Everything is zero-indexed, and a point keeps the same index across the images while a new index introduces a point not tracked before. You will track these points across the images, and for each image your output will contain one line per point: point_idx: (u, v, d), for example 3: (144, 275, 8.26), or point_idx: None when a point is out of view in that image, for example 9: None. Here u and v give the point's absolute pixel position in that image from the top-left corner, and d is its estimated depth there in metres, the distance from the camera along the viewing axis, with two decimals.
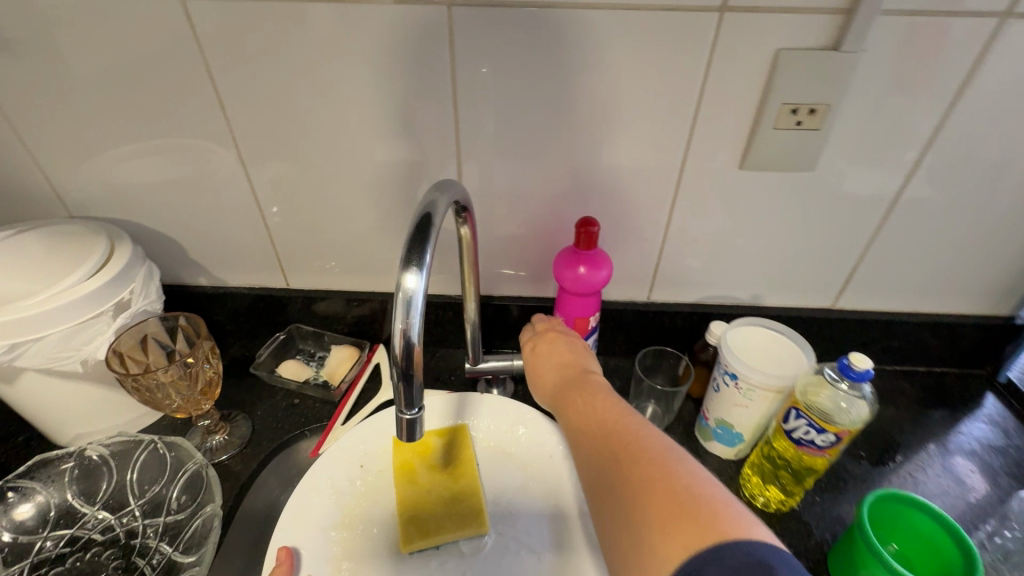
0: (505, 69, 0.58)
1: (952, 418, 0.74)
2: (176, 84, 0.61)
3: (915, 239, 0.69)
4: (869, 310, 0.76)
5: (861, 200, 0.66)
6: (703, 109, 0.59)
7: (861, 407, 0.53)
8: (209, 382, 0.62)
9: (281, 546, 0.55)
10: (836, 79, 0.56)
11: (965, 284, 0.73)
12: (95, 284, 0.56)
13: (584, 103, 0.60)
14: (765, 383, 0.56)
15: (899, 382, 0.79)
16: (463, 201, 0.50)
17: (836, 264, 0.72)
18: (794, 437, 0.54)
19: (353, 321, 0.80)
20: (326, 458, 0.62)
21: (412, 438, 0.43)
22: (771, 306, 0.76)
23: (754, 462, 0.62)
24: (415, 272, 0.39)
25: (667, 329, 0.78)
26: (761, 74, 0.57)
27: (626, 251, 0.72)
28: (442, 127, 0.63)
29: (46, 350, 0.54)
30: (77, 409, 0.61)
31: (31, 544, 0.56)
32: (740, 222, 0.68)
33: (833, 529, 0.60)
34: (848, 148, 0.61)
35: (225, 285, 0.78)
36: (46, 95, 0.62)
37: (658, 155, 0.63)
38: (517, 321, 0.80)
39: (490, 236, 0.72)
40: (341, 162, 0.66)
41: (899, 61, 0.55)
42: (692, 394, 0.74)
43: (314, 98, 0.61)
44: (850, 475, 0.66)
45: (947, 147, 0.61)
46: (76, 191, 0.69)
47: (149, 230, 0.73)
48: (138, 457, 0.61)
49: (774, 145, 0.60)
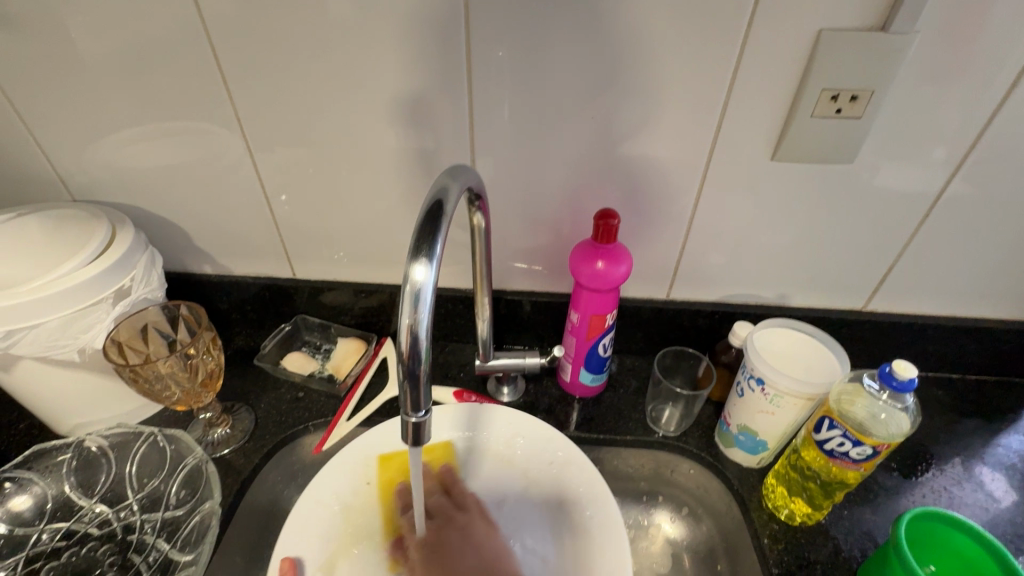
0: (524, 50, 0.55)
1: (990, 430, 0.70)
2: (180, 62, 0.58)
3: (957, 239, 0.65)
4: (904, 313, 0.72)
5: (901, 197, 0.62)
6: (736, 95, 0.56)
7: (902, 420, 0.49)
8: (211, 375, 0.60)
9: (284, 557, 0.53)
10: (882, 64, 0.52)
11: (1010, 288, 0.69)
12: (94, 271, 0.54)
13: (607, 88, 0.57)
14: (795, 390, 0.52)
15: (932, 389, 0.75)
16: (477, 188, 0.47)
17: (870, 264, 0.68)
18: (826, 448, 0.50)
19: (360, 313, 0.78)
20: (327, 467, 0.60)
21: (418, 441, 0.40)
22: (798, 307, 0.72)
23: (779, 472, 0.59)
24: (425, 264, 0.36)
25: (687, 329, 0.74)
26: (800, 58, 0.53)
27: (647, 246, 0.68)
28: (455, 112, 0.60)
29: (43, 338, 0.52)
30: (76, 398, 0.59)
31: (26, 537, 0.54)
32: (769, 218, 0.64)
33: (862, 545, 0.57)
34: (890, 140, 0.57)
35: (231, 273, 0.76)
36: (46, 74, 0.59)
37: (684, 144, 0.59)
38: (530, 316, 0.77)
39: (504, 228, 0.69)
40: (350, 148, 0.63)
41: (951, 44, 0.51)
42: (712, 397, 0.70)
43: (322, 79, 0.58)
44: (880, 487, 0.63)
45: (999, 140, 0.57)
46: (79, 174, 0.67)
47: (154, 216, 0.71)
48: (137, 450, 0.59)
49: (810, 135, 0.56)
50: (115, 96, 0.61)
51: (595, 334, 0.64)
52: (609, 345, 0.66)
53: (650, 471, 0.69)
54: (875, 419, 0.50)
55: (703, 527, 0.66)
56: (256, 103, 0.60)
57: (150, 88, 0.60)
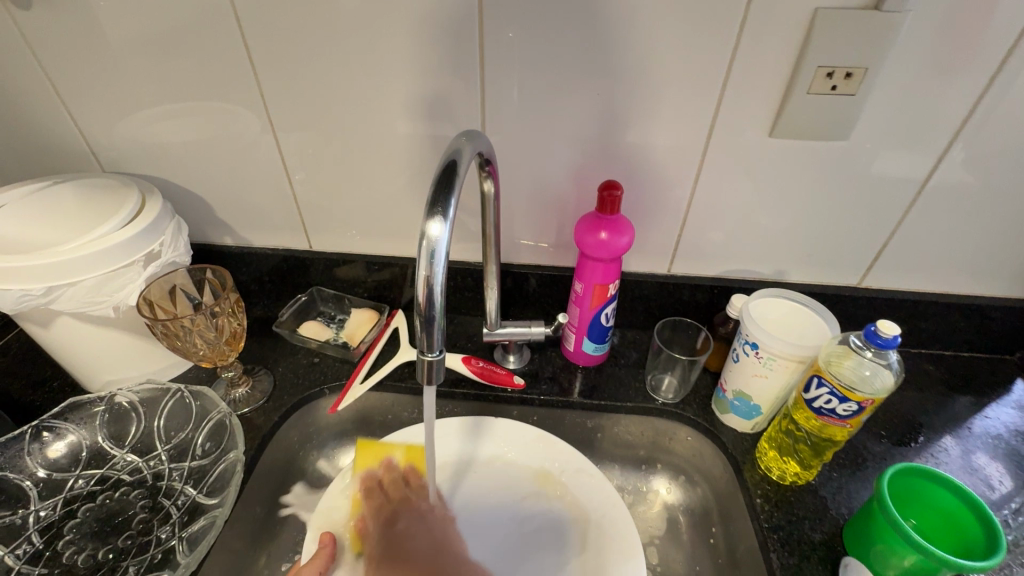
0: (533, 30, 0.57)
1: (979, 403, 0.73)
2: (205, 38, 0.61)
3: (949, 218, 0.67)
4: (897, 290, 0.74)
5: (895, 173, 0.64)
6: (735, 74, 0.58)
7: (885, 375, 0.52)
8: (234, 334, 0.64)
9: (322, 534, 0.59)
10: (875, 43, 0.54)
11: (1000, 266, 0.71)
12: (127, 234, 0.58)
13: (613, 67, 0.59)
14: (787, 352, 0.55)
15: (924, 365, 0.77)
16: (486, 153, 0.50)
17: (864, 241, 0.70)
18: (815, 406, 0.53)
19: (373, 286, 0.81)
20: (353, 463, 0.66)
21: (433, 380, 0.44)
22: (794, 283, 0.75)
23: (771, 435, 0.62)
24: (440, 221, 0.39)
25: (686, 304, 0.77)
26: (797, 37, 0.55)
27: (649, 221, 0.71)
28: (466, 89, 0.62)
29: (80, 295, 0.56)
30: (106, 356, 0.63)
31: (63, 481, 0.58)
32: (766, 195, 0.67)
33: (850, 504, 0.60)
34: (884, 118, 0.59)
35: (249, 246, 0.80)
36: (78, 50, 0.63)
37: (686, 121, 0.62)
38: (535, 290, 0.80)
39: (511, 203, 0.71)
40: (364, 125, 0.66)
41: (942, 25, 0.53)
42: (710, 367, 0.73)
43: (340, 56, 0.61)
44: (869, 452, 0.65)
45: (989, 119, 0.59)
46: (107, 146, 0.70)
47: (177, 187, 0.74)
48: (164, 406, 0.63)
49: (806, 112, 0.59)
50: (143, 71, 0.64)
51: (597, 303, 0.67)
52: (611, 316, 0.69)
53: (649, 439, 0.72)
54: (862, 377, 0.53)
55: (698, 491, 0.69)
56: (277, 79, 0.63)
57: (176, 63, 0.63)
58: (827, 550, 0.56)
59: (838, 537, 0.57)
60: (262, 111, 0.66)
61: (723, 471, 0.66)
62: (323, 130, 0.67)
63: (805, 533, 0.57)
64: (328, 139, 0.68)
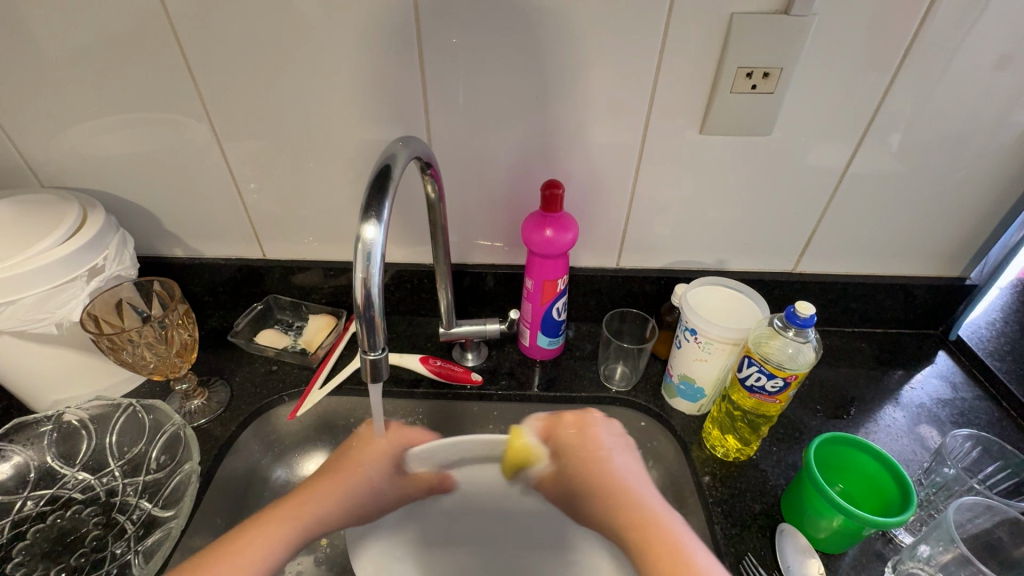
0: (472, 40, 0.60)
1: (908, 375, 0.78)
2: (143, 50, 0.61)
3: (869, 206, 0.72)
4: (829, 273, 0.80)
5: (817, 167, 0.68)
6: (664, 75, 0.61)
7: (806, 351, 0.57)
8: (185, 345, 0.64)
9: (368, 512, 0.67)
10: (788, 43, 0.58)
11: (918, 248, 0.77)
12: (67, 250, 0.57)
13: (550, 72, 0.62)
14: (721, 336, 0.59)
15: (857, 342, 0.83)
16: (426, 157, 0.52)
17: (796, 229, 0.75)
18: (748, 384, 0.57)
19: (330, 292, 0.81)
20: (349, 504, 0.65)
21: (378, 378, 0.45)
22: (735, 271, 0.79)
23: (714, 416, 0.66)
24: (375, 223, 0.40)
25: (636, 295, 0.80)
26: (717, 41, 0.59)
27: (595, 218, 0.74)
28: (411, 95, 0.64)
29: (20, 313, 0.55)
30: (51, 374, 0.62)
31: (10, 504, 0.57)
32: (703, 190, 0.70)
33: (787, 474, 0.64)
34: (804, 114, 0.64)
35: (202, 257, 0.79)
36: (10, 66, 0.61)
37: (622, 122, 0.65)
38: (492, 289, 0.81)
39: (462, 205, 0.73)
40: (311, 134, 0.67)
41: (846, 28, 0.58)
42: (658, 354, 0.77)
43: (282, 67, 0.62)
44: (806, 427, 0.70)
45: (894, 114, 0.64)
46: (47, 162, 0.69)
47: (122, 201, 0.73)
48: (116, 421, 0.63)
49: (731, 111, 0.63)
50: (80, 84, 0.63)
51: (548, 298, 0.69)
52: (563, 309, 0.72)
53: None
54: (789, 355, 0.57)
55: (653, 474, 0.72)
56: (220, 90, 0.63)
57: (115, 76, 0.62)
58: (767, 519, 0.60)
59: (776, 506, 0.61)
60: (207, 122, 0.66)
61: (674, 452, 0.70)
62: (269, 140, 0.67)
63: (747, 505, 0.61)
64: (276, 148, 0.68)
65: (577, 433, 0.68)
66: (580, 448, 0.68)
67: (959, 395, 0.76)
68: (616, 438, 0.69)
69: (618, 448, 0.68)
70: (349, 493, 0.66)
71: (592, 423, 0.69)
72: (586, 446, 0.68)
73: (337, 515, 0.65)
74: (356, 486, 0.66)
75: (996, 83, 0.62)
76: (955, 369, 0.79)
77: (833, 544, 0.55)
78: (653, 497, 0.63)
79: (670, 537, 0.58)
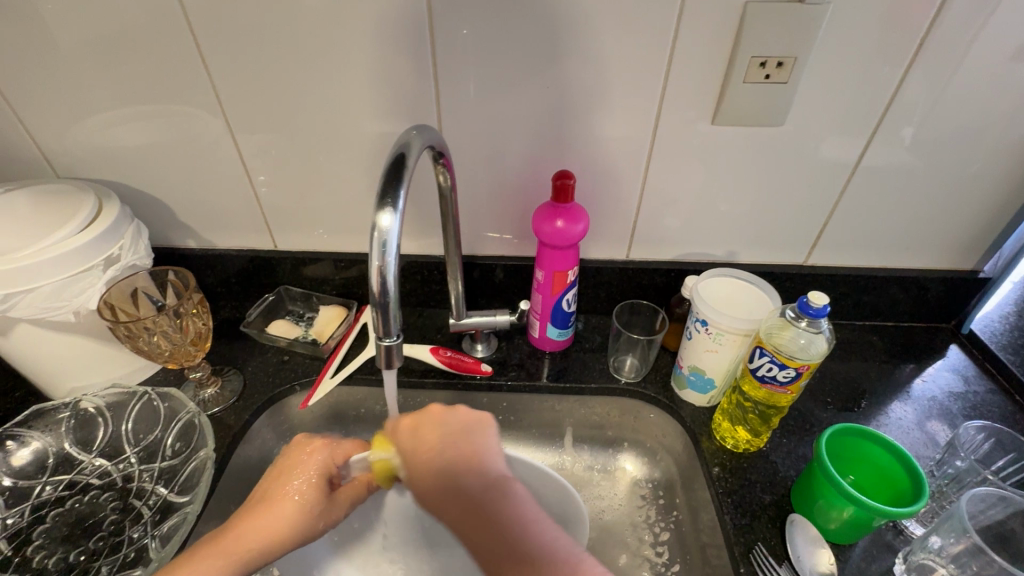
0: (483, 31, 0.59)
1: (919, 369, 0.78)
2: (158, 41, 0.61)
3: (882, 197, 0.72)
4: (840, 266, 0.79)
5: (829, 158, 0.68)
6: (676, 66, 0.61)
7: (819, 342, 0.57)
8: (199, 334, 0.65)
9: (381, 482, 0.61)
10: (802, 33, 0.58)
11: (931, 240, 0.76)
12: (84, 239, 0.57)
13: (562, 62, 0.61)
14: (732, 327, 0.59)
15: (868, 336, 0.82)
16: (439, 146, 0.52)
17: (807, 221, 0.74)
18: (759, 375, 0.57)
19: (341, 283, 0.82)
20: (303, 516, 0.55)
21: (391, 365, 0.46)
22: (746, 263, 0.79)
23: (724, 407, 0.66)
24: (390, 212, 0.40)
25: (646, 287, 0.80)
26: (730, 31, 0.58)
27: (606, 211, 0.74)
28: (422, 86, 0.64)
29: (39, 301, 0.56)
30: (69, 362, 0.63)
31: (31, 488, 0.59)
32: (714, 182, 0.70)
33: (797, 466, 0.64)
34: (817, 105, 0.63)
35: (214, 248, 0.80)
36: (27, 57, 0.62)
37: (634, 113, 0.65)
38: (502, 281, 0.82)
39: (473, 197, 0.73)
40: (323, 125, 0.67)
41: (861, 17, 0.57)
42: (668, 346, 0.77)
43: (295, 58, 0.62)
44: (816, 419, 0.70)
45: (909, 105, 0.63)
46: (63, 153, 0.70)
47: (137, 192, 0.74)
48: (132, 409, 0.64)
49: (744, 101, 0.62)
50: (95, 75, 0.63)
51: (558, 289, 0.69)
52: (572, 301, 0.72)
53: (614, 418, 0.75)
54: (800, 346, 0.57)
55: (662, 465, 0.72)
56: (233, 81, 0.64)
57: (129, 68, 0.63)
58: (777, 510, 0.60)
59: (787, 497, 0.61)
60: (220, 113, 0.66)
61: (683, 444, 0.70)
62: (281, 132, 0.68)
63: (757, 496, 0.61)
64: (288, 139, 0.68)
65: (432, 430, 0.52)
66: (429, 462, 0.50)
67: (971, 388, 0.75)
68: (459, 437, 0.51)
69: (470, 430, 0.52)
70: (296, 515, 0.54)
71: (434, 415, 0.53)
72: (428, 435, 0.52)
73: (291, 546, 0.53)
74: (300, 504, 0.55)
75: (1014, 73, 0.61)
76: (967, 363, 0.79)
77: (844, 535, 0.55)
78: (514, 489, 0.48)
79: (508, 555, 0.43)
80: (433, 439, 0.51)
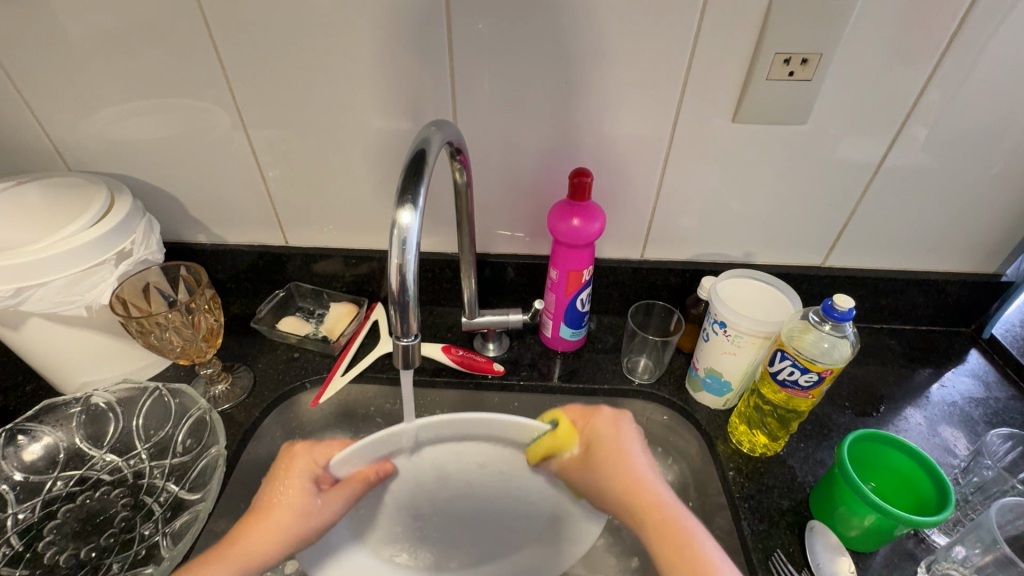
0: (501, 25, 0.58)
1: (937, 373, 0.76)
2: (171, 34, 0.60)
3: (904, 199, 0.70)
4: (859, 268, 0.78)
5: (851, 159, 0.67)
6: (697, 62, 0.60)
7: (842, 347, 0.56)
8: (211, 330, 0.64)
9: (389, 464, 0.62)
10: (827, 29, 0.56)
11: (952, 243, 0.75)
12: (96, 233, 0.57)
13: (581, 57, 0.60)
14: (752, 329, 0.58)
15: (886, 339, 0.81)
16: (456, 142, 0.52)
17: (827, 222, 0.73)
18: (779, 379, 0.56)
19: (352, 280, 0.81)
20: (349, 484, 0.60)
21: (408, 365, 0.45)
22: (762, 264, 0.78)
23: (741, 410, 0.65)
24: (411, 209, 0.40)
25: (660, 287, 0.79)
26: (753, 27, 0.57)
27: (622, 209, 0.73)
28: (436, 81, 0.63)
29: (51, 295, 0.56)
30: (80, 357, 0.63)
31: (41, 484, 0.58)
32: (733, 182, 0.69)
33: (815, 471, 0.63)
34: (840, 104, 0.62)
35: (225, 243, 0.79)
36: (40, 49, 0.61)
37: (652, 110, 0.63)
38: (513, 280, 0.81)
39: (487, 195, 0.72)
40: (336, 120, 0.66)
41: (890, 14, 0.56)
42: (683, 348, 0.76)
43: (310, 53, 0.61)
44: (834, 424, 0.68)
45: (937, 106, 0.62)
46: (75, 146, 0.69)
47: (148, 186, 0.73)
48: (143, 405, 0.63)
49: (767, 98, 0.61)
50: (107, 67, 0.63)
51: (573, 289, 0.68)
52: (587, 301, 0.71)
53: None
54: (823, 349, 0.56)
55: (676, 468, 0.71)
56: (246, 75, 0.63)
57: (141, 60, 0.62)
58: (795, 516, 0.59)
59: (805, 503, 0.60)
60: (233, 107, 0.66)
61: (697, 447, 0.69)
62: (294, 126, 0.67)
63: (775, 501, 0.60)
64: (301, 134, 0.68)
65: (601, 427, 0.62)
66: (597, 449, 0.61)
67: (993, 394, 0.74)
68: (611, 424, 0.62)
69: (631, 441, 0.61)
70: (290, 517, 0.57)
71: (604, 413, 0.63)
72: (604, 432, 0.61)
73: (290, 547, 0.57)
74: (292, 505, 0.57)
75: None
76: (988, 368, 0.77)
77: (864, 543, 0.55)
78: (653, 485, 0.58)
79: (659, 518, 0.55)
80: (611, 429, 0.62)
